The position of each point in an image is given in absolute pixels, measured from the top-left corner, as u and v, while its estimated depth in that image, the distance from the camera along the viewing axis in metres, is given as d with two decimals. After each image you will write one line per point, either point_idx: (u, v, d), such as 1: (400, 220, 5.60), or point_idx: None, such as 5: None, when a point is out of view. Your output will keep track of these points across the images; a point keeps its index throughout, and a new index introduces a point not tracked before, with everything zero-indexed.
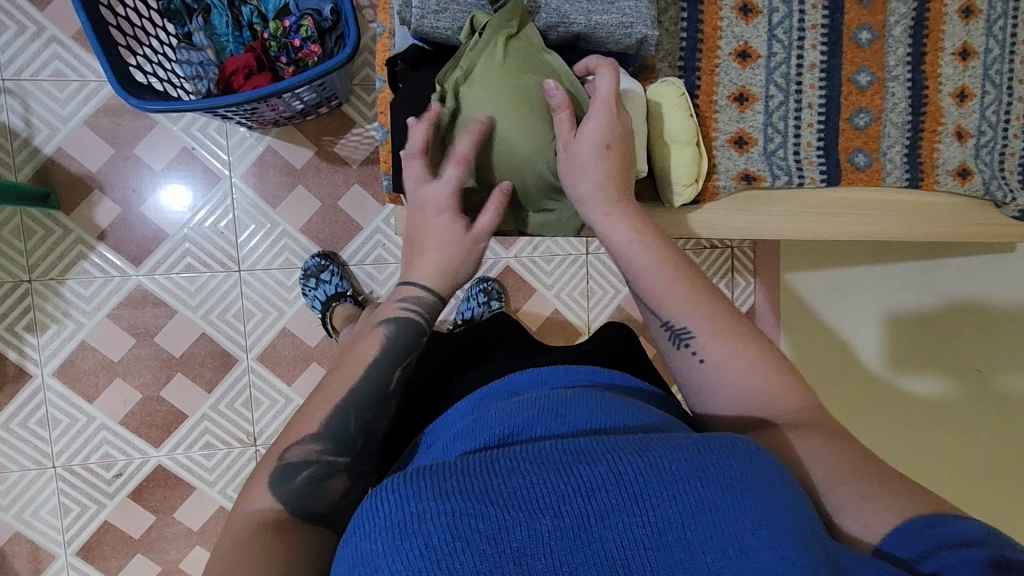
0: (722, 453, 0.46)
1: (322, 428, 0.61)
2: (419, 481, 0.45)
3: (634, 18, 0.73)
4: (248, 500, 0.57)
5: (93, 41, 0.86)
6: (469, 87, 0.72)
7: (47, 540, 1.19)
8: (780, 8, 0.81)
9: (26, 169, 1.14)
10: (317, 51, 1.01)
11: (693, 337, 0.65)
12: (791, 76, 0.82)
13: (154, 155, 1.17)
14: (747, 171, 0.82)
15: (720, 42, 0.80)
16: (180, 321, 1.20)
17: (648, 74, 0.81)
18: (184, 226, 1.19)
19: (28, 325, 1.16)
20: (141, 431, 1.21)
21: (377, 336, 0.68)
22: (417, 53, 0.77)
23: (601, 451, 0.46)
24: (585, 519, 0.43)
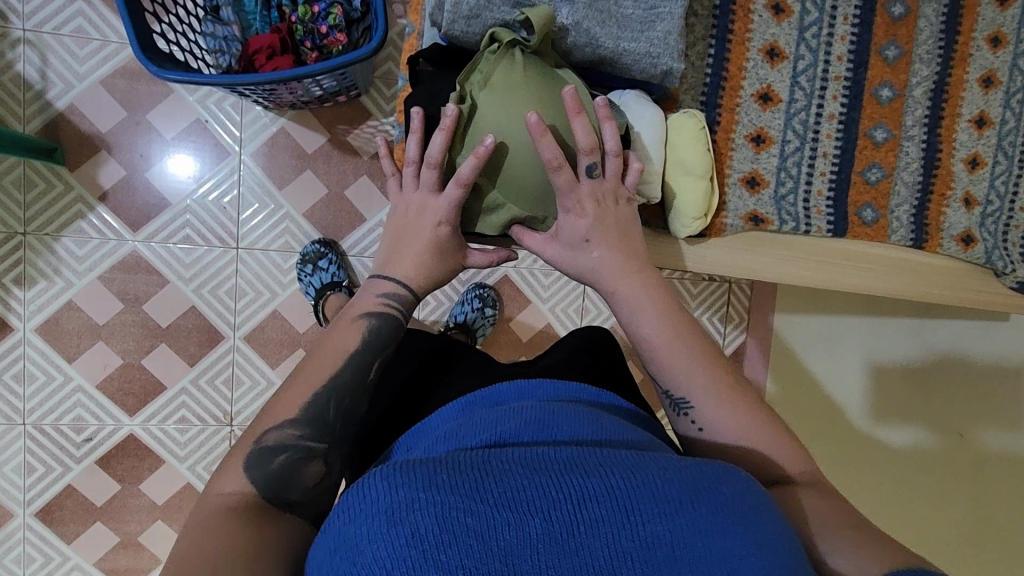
0: (712, 479, 0.47)
1: (301, 413, 0.63)
2: (410, 472, 0.45)
3: (662, 49, 0.73)
4: (221, 482, 0.59)
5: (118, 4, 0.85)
6: (489, 91, 0.71)
7: (7, 498, 1.17)
8: (805, 56, 0.81)
9: (34, 121, 1.13)
10: (342, 39, 1.02)
11: (691, 406, 0.65)
12: (809, 123, 0.83)
13: (166, 122, 1.17)
14: (755, 212, 0.83)
15: (744, 82, 0.81)
16: (170, 291, 1.19)
17: (671, 104, 0.82)
18: (188, 196, 1.19)
19: (17, 278, 1.14)
20: (118, 398, 1.19)
21: (359, 329, 0.70)
22: (439, 52, 0.76)
23: (594, 464, 0.46)
24: (575, 525, 0.42)
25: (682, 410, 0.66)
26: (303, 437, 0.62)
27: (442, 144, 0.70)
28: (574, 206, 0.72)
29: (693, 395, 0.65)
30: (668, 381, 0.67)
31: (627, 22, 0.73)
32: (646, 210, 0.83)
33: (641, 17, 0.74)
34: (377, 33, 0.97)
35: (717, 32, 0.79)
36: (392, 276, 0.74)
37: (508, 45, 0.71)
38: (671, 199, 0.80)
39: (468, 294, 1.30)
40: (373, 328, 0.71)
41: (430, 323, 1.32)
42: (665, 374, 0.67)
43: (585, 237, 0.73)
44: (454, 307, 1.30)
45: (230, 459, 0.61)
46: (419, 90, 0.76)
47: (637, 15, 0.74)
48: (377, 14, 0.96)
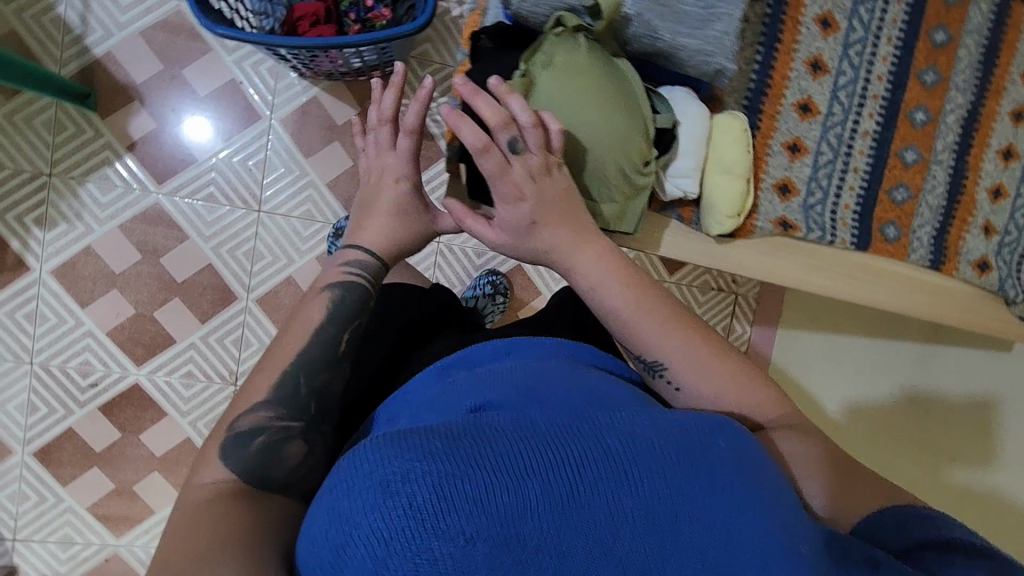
0: (709, 430, 0.52)
1: (271, 395, 0.66)
2: (401, 442, 0.44)
3: (715, 48, 0.75)
4: (203, 471, 0.62)
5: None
6: (550, 70, 0.71)
7: (7, 434, 1.18)
8: (847, 73, 0.83)
9: (71, 65, 1.12)
10: (387, 15, 1.03)
11: (666, 367, 0.65)
12: (843, 138, 0.85)
13: (201, 79, 1.17)
14: (784, 218, 0.85)
15: (786, 91, 0.83)
16: (188, 247, 1.21)
17: (715, 105, 0.83)
18: (214, 154, 1.20)
19: (37, 218, 1.14)
20: (127, 347, 1.20)
21: (322, 301, 0.73)
22: (502, 30, 0.77)
23: (589, 426, 0.48)
24: (575, 487, 0.45)
25: (656, 373, 0.65)
26: (276, 418, 0.65)
27: (391, 101, 0.74)
28: (510, 193, 0.66)
29: (665, 356, 0.64)
30: (640, 345, 0.66)
31: (683, 17, 0.75)
32: (678, 204, 0.84)
33: (698, 15, 0.75)
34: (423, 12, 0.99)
35: (765, 39, 0.82)
36: (358, 247, 0.76)
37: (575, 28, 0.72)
38: (707, 199, 0.81)
39: (481, 279, 1.31)
40: (336, 299, 0.73)
41: None
42: (638, 342, 0.65)
43: (531, 220, 0.67)
44: (465, 291, 1.32)
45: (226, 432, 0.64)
46: (478, 66, 0.77)
47: (695, 12, 0.75)
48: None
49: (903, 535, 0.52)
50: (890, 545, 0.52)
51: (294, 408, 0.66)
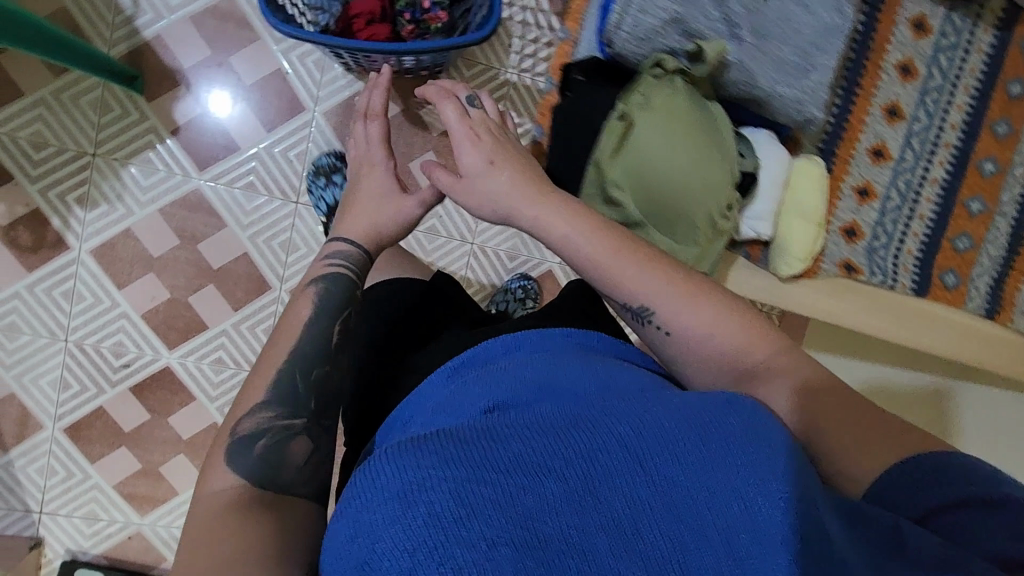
0: (724, 409, 0.52)
1: (270, 396, 0.70)
2: (418, 451, 0.50)
3: (809, 98, 0.84)
4: (216, 478, 0.64)
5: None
6: (647, 110, 0.81)
7: (38, 409, 1.19)
8: (920, 123, 0.93)
9: (120, 46, 1.12)
10: (443, 18, 1.02)
11: (652, 312, 0.68)
12: (911, 186, 0.94)
13: (246, 66, 1.17)
14: (849, 261, 0.94)
15: (862, 137, 0.94)
16: (225, 235, 1.21)
17: (795, 148, 0.95)
18: (257, 143, 1.20)
19: (79, 197, 1.14)
20: (160, 330, 1.22)
21: (309, 295, 0.79)
22: (595, 64, 0.85)
23: (591, 415, 0.52)
24: (588, 480, 0.47)
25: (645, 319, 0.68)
26: (278, 417, 0.69)
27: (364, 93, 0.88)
28: (469, 136, 0.76)
29: (647, 300, 0.68)
30: (625, 295, 0.69)
31: (781, 64, 0.83)
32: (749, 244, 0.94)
33: (796, 65, 0.83)
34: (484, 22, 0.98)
35: (845, 88, 0.93)
36: (340, 241, 0.84)
37: (672, 71, 0.81)
38: (779, 238, 0.91)
39: (512, 283, 1.32)
40: (323, 289, 0.80)
41: None
42: (623, 289, 0.69)
43: (489, 161, 0.75)
44: (496, 294, 1.33)
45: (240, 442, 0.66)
46: (574, 94, 0.85)
47: (794, 60, 0.83)
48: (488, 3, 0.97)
49: (918, 496, 0.50)
50: (907, 511, 0.51)
51: (293, 407, 0.70)
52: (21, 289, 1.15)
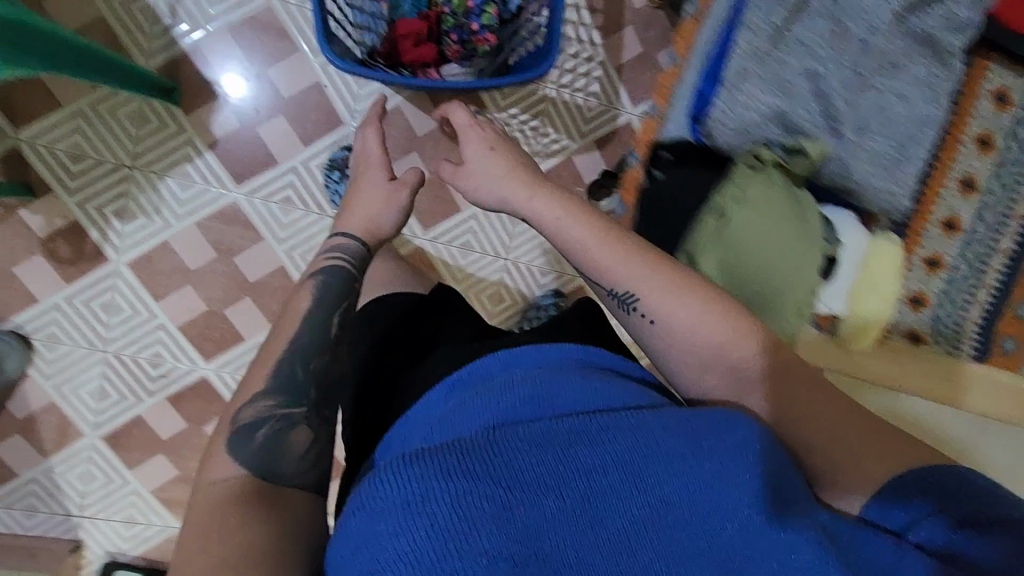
0: (716, 428, 0.54)
1: (270, 387, 0.71)
2: (421, 464, 0.50)
3: (900, 187, 1.01)
4: (215, 469, 0.65)
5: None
6: (740, 199, 0.96)
7: (78, 417, 1.21)
8: (991, 197, 1.09)
9: (158, 57, 1.09)
10: (491, 40, 1.00)
11: (637, 299, 0.70)
12: (978, 256, 1.10)
13: (284, 78, 1.15)
14: (914, 329, 1.11)
15: (936, 209, 1.09)
16: (261, 248, 1.21)
17: (869, 222, 1.05)
18: (294, 157, 1.19)
19: (117, 210, 1.14)
20: (197, 341, 1.22)
21: (308, 287, 0.81)
22: (686, 146, 1.01)
23: (595, 429, 0.52)
24: (586, 498, 0.49)
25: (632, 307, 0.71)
26: (277, 406, 0.70)
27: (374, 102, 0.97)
28: (472, 128, 0.84)
29: (631, 287, 0.70)
30: (610, 281, 0.72)
31: (876, 156, 0.99)
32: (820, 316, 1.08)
33: (891, 155, 0.99)
34: (541, 59, 0.95)
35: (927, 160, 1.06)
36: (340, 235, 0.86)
37: (767, 163, 0.96)
38: (852, 315, 1.06)
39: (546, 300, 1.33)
40: (320, 280, 0.82)
41: (503, 320, 1.35)
42: (609, 278, 0.72)
43: (490, 146, 0.83)
44: (528, 309, 1.34)
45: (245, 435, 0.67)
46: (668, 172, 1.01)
47: (887, 152, 0.99)
48: (547, 40, 0.95)
49: None
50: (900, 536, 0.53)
51: (293, 396, 0.71)
52: (60, 301, 1.15)
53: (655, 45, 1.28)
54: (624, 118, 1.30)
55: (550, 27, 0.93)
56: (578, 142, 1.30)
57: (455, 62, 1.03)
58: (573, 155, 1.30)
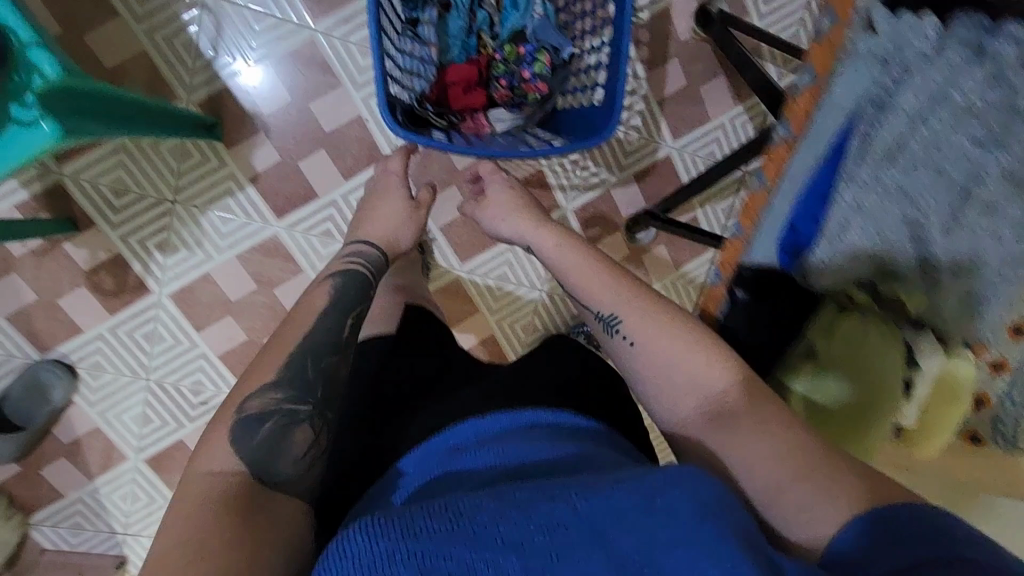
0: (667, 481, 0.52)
1: (279, 378, 0.71)
2: (387, 523, 0.49)
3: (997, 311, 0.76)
4: (210, 463, 0.63)
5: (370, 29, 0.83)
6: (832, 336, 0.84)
7: (121, 442, 1.24)
8: None
9: (200, 91, 1.08)
10: (543, 89, 0.98)
11: (620, 321, 0.78)
12: None
13: (326, 112, 1.13)
14: (976, 433, 0.94)
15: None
16: (301, 280, 1.21)
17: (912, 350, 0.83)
18: (334, 190, 1.18)
19: (160, 243, 1.14)
20: (237, 369, 1.24)
21: (327, 288, 0.83)
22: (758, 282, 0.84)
23: (551, 489, 0.51)
24: (548, 555, 0.47)
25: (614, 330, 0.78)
26: (286, 400, 0.70)
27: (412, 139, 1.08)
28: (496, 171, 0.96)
29: (613, 307, 0.79)
30: (596, 303, 0.81)
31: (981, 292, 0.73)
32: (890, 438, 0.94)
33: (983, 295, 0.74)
34: (599, 122, 0.90)
35: None
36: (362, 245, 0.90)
37: (858, 304, 0.83)
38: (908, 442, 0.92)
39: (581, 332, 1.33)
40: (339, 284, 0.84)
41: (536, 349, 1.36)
42: (596, 300, 0.81)
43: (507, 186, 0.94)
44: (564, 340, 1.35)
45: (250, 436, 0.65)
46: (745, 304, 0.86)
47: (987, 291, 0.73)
48: (607, 99, 0.89)
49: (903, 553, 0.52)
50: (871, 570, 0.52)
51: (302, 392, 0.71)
52: (104, 331, 1.17)
53: (698, 78, 1.26)
54: (664, 152, 1.29)
55: (611, 84, 0.88)
56: (617, 175, 1.29)
57: (504, 107, 1.00)
58: (612, 188, 1.30)
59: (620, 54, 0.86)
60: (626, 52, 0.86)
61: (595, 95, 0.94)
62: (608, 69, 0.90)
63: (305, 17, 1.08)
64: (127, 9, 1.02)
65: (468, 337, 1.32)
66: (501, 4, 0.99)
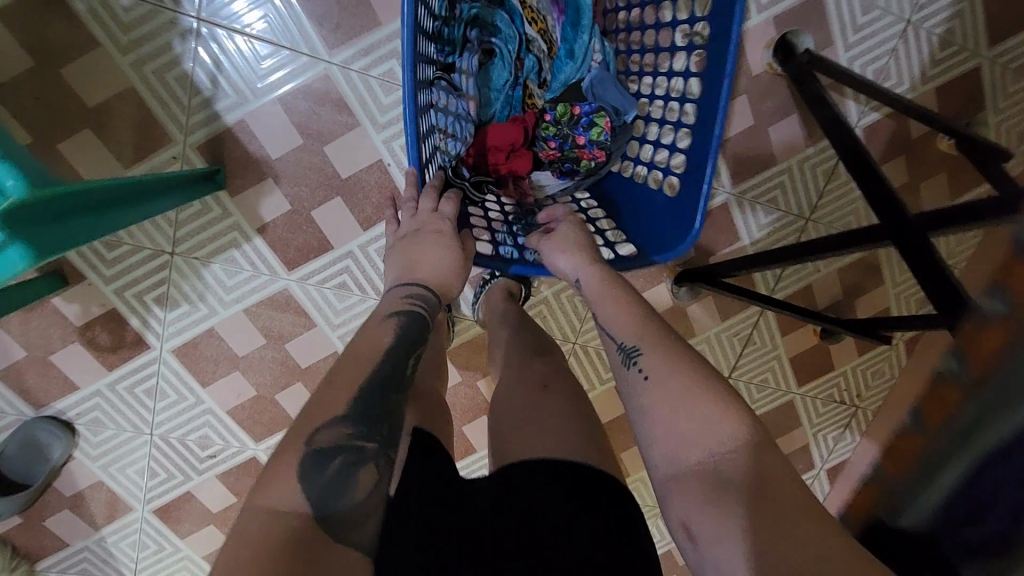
0: None
1: (348, 410, 0.62)
2: None
3: None
4: (266, 494, 0.55)
5: (404, 94, 0.67)
6: None
7: (128, 493, 1.17)
8: None
9: (198, 133, 0.93)
10: (600, 157, 0.83)
11: (640, 356, 0.64)
12: None
13: (342, 157, 0.98)
14: None
15: None
16: (314, 334, 1.11)
17: None
18: (351, 242, 1.05)
19: (158, 297, 1.03)
20: (247, 424, 1.15)
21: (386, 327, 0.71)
22: None
23: None
24: None
25: (632, 362, 0.65)
26: (355, 436, 0.61)
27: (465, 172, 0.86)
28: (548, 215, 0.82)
29: (641, 342, 0.65)
30: (622, 334, 0.68)
31: None
32: None
33: None
34: (676, 226, 0.73)
35: None
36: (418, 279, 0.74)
37: None
38: None
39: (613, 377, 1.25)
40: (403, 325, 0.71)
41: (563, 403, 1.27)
42: (623, 332, 0.68)
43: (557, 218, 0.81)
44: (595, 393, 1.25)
45: (306, 462, 0.57)
46: None
47: None
48: (683, 195, 0.73)
49: None
50: None
51: (371, 426, 0.63)
52: (103, 387, 1.08)
53: (766, 116, 1.10)
54: (721, 198, 1.14)
55: (690, 177, 0.71)
56: None
57: (552, 171, 0.87)
58: None
59: (711, 146, 0.68)
60: (719, 146, 0.68)
61: (667, 181, 0.76)
62: (685, 155, 0.73)
63: (319, 48, 0.91)
64: (108, 37, 0.86)
65: (492, 391, 1.23)
66: (554, 51, 0.83)
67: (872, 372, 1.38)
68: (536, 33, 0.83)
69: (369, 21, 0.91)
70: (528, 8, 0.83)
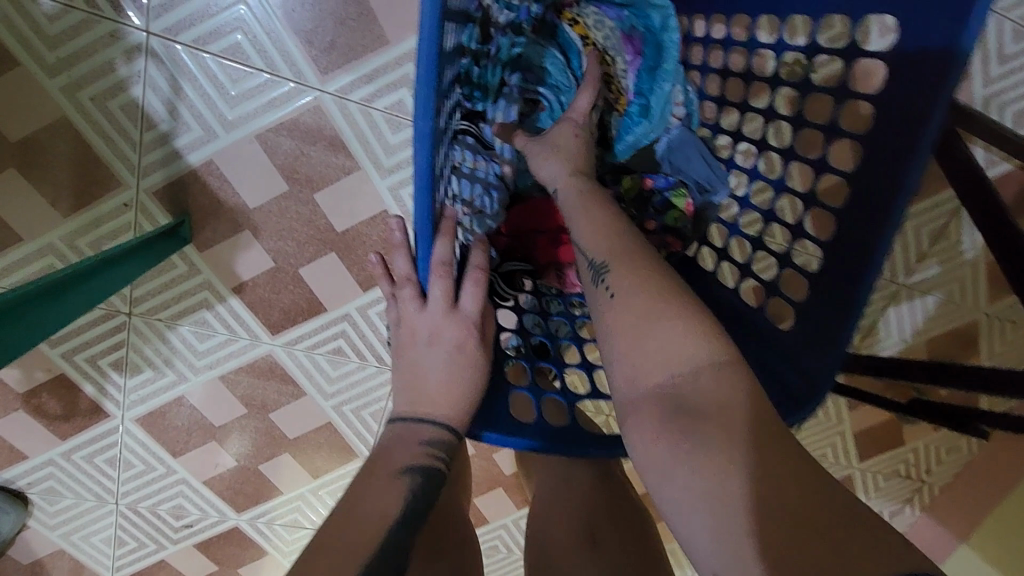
0: None
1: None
2: None
3: None
4: None
5: (415, 184, 0.42)
6: None
7: (94, 562, 1.03)
8: None
9: (154, 175, 0.73)
10: (677, 249, 0.60)
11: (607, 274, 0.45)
12: None
13: (336, 207, 0.78)
14: None
15: None
16: (304, 403, 0.93)
17: None
18: (349, 303, 0.85)
19: (116, 361, 0.86)
20: (226, 495, 1.00)
21: (392, 483, 0.46)
22: None
23: None
24: None
25: (600, 279, 0.45)
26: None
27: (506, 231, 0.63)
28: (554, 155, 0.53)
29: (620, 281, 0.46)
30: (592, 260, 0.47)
31: None
32: None
33: None
34: (794, 389, 0.49)
35: None
36: (427, 413, 0.48)
37: None
38: None
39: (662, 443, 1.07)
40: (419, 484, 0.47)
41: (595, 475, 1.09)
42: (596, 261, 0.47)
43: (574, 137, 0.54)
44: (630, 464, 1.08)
45: None
46: None
47: None
48: (800, 332, 0.51)
49: None
50: None
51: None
52: (56, 457, 0.92)
53: None
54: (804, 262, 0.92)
55: (813, 307, 0.50)
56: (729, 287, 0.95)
57: None
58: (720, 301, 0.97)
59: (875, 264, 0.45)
60: (872, 284, 0.46)
61: (770, 299, 0.55)
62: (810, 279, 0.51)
63: (307, 73, 0.70)
64: (29, 56, 0.66)
65: (511, 463, 1.06)
66: (623, 103, 0.61)
67: (945, 449, 1.17)
68: (599, 80, 0.60)
69: (373, 39, 0.69)
70: (591, 44, 0.59)
